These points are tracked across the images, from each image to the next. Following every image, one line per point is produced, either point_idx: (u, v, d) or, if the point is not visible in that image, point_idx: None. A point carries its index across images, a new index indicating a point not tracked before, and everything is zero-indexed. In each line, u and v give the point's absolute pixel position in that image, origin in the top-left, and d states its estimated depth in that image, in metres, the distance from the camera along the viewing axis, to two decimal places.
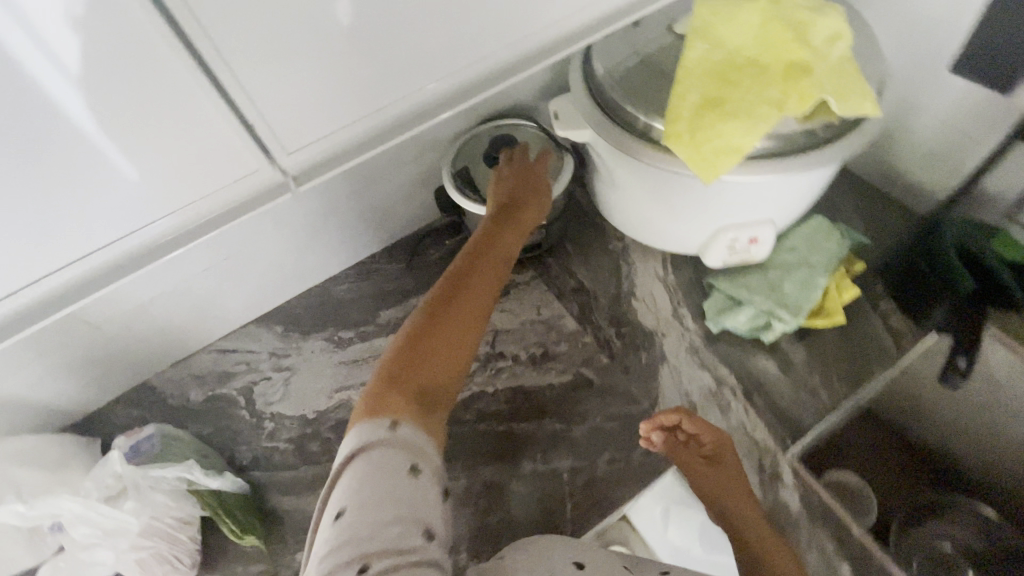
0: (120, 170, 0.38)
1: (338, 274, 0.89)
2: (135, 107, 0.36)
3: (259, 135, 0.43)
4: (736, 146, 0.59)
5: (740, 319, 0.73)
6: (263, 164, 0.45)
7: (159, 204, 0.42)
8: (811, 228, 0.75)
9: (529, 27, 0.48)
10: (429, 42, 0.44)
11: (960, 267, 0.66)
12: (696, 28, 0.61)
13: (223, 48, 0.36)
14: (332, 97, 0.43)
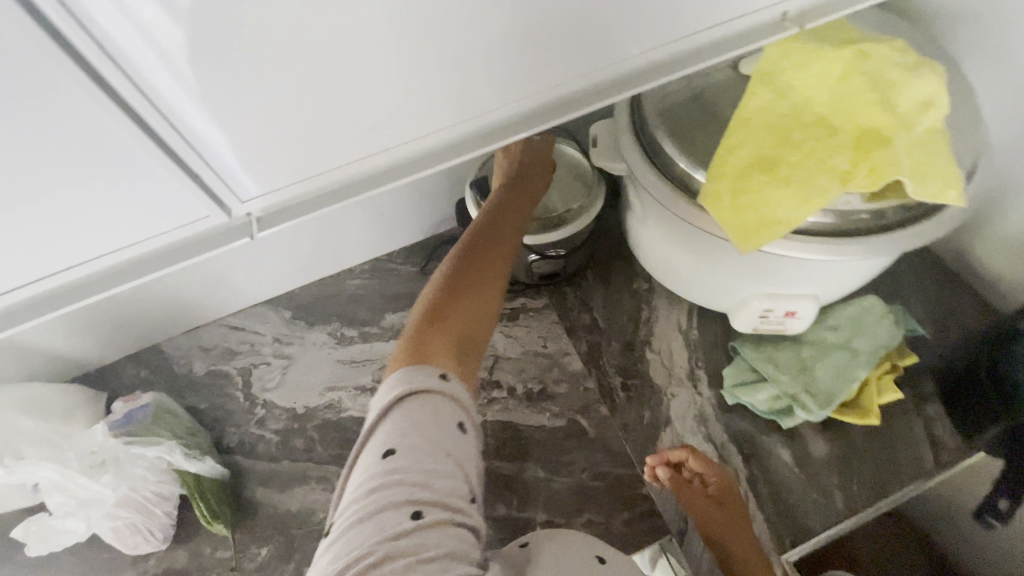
0: (21, 216, 0.30)
1: (354, 267, 0.87)
2: (32, 149, 0.28)
3: (207, 180, 0.34)
4: (782, 218, 0.52)
5: (759, 398, 0.66)
6: (215, 210, 0.35)
7: (86, 247, 0.34)
8: (863, 308, 0.67)
9: (568, 71, 0.38)
10: (436, 82, 0.34)
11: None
12: (760, 76, 0.54)
13: (156, 94, 0.28)
14: (308, 136, 0.34)
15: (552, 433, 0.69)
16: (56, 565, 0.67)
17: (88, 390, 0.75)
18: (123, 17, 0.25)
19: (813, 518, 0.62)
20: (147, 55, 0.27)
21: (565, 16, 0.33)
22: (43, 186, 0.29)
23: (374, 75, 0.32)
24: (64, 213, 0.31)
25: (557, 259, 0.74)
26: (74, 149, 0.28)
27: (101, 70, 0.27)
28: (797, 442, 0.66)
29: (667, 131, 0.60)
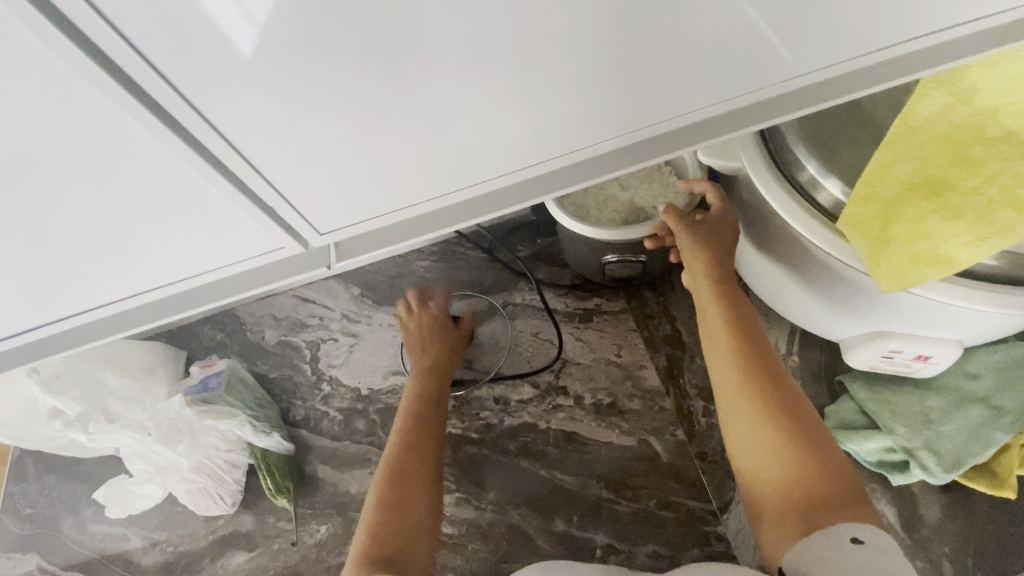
0: (123, 245, 0.31)
1: (425, 248, 0.83)
2: (126, 191, 0.28)
3: (286, 217, 0.33)
4: (941, 258, 0.42)
5: (867, 447, 0.58)
6: (290, 241, 0.35)
7: (179, 266, 0.35)
8: (1011, 358, 0.56)
9: (666, 109, 0.34)
10: (513, 130, 0.32)
11: None
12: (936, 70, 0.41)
13: (247, 148, 0.28)
14: (381, 175, 0.33)
15: (620, 453, 0.65)
16: (139, 515, 0.71)
17: (171, 348, 0.78)
18: (172, 55, 0.22)
19: None
20: (236, 117, 0.26)
21: (633, 63, 0.30)
22: (130, 221, 0.30)
23: (421, 134, 0.31)
24: (155, 244, 0.32)
25: (634, 261, 0.67)
26: (154, 191, 0.28)
27: (179, 115, 0.25)
28: (907, 500, 0.58)
29: (803, 137, 0.51)
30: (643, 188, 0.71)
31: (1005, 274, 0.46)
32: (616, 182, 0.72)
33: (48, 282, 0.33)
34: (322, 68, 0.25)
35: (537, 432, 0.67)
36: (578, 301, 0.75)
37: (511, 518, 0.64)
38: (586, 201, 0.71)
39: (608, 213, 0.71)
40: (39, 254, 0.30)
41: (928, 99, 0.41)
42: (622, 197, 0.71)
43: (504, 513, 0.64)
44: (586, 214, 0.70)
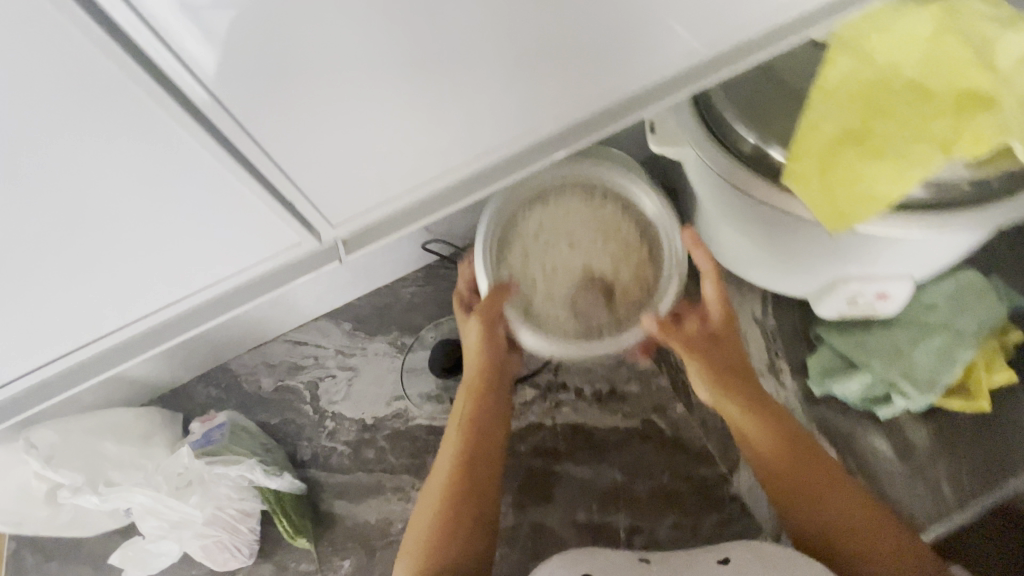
0: (182, 251, 0.40)
1: (409, 275, 0.85)
2: (187, 205, 0.36)
3: (304, 214, 0.41)
4: (878, 193, 0.47)
5: (851, 388, 0.62)
6: (306, 236, 0.43)
7: (226, 266, 0.43)
8: (959, 285, 0.62)
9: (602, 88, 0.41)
10: (470, 122, 0.40)
11: None
12: (843, 40, 0.48)
13: (270, 153, 0.35)
14: (376, 169, 0.40)
15: (627, 436, 0.67)
16: None
17: (166, 411, 0.76)
18: None
19: (916, 513, 0.58)
20: (257, 127, 0.33)
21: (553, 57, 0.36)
22: (191, 231, 0.39)
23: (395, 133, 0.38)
24: (204, 247, 0.41)
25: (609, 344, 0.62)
26: (204, 202, 0.36)
27: None
28: (896, 434, 0.62)
29: (744, 113, 0.56)
30: (595, 222, 0.64)
31: (939, 204, 0.52)
32: (565, 240, 0.64)
33: (121, 290, 0.41)
34: (309, 84, 0.32)
35: (544, 430, 0.69)
36: None
37: (532, 517, 0.65)
38: (531, 271, 0.63)
39: (559, 294, 0.62)
40: (121, 262, 0.39)
41: (840, 61, 0.48)
42: (575, 245, 0.64)
43: (525, 513, 0.65)
44: (536, 279, 0.63)
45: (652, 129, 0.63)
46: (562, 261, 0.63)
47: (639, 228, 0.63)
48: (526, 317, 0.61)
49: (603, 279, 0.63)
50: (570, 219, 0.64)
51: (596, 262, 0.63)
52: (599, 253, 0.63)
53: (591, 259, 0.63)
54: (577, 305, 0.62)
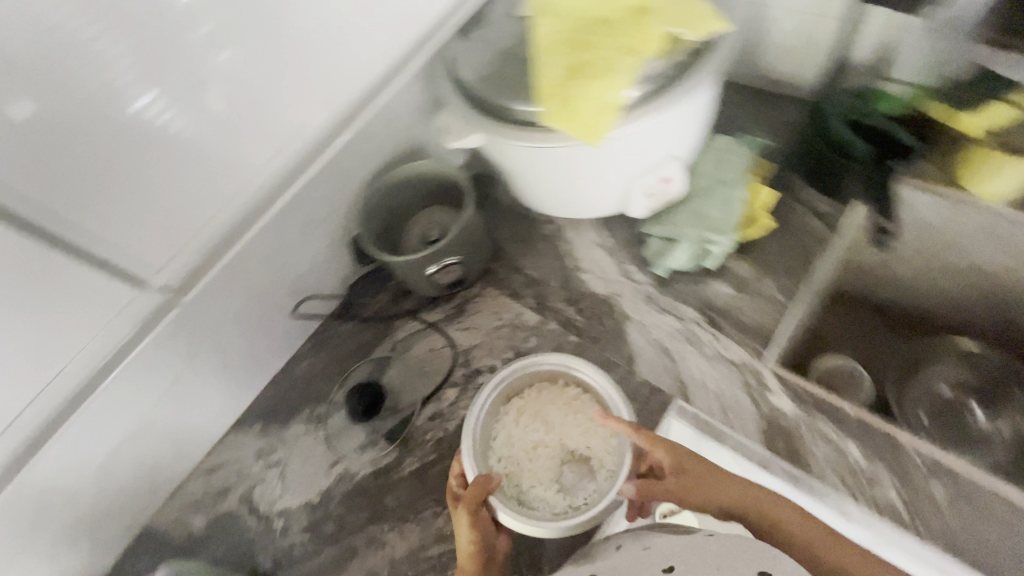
0: None
1: (298, 351, 0.86)
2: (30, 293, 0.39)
3: (119, 267, 0.43)
4: (609, 102, 0.61)
5: (680, 257, 0.75)
6: (136, 290, 0.44)
7: (66, 344, 0.42)
8: (716, 148, 0.78)
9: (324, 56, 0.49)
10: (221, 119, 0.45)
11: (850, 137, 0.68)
12: (539, 9, 0.64)
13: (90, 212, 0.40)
14: (173, 197, 0.44)
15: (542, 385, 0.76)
16: None
17: None
18: None
19: (769, 327, 0.71)
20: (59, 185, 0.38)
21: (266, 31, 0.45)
22: (54, 312, 0.40)
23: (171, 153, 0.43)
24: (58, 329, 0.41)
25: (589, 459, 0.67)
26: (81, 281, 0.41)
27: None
28: (729, 275, 0.75)
29: (497, 89, 0.68)
30: (570, 420, 0.68)
31: (659, 91, 0.65)
32: (541, 423, 0.69)
33: None
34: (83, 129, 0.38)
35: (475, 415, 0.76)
36: (446, 306, 0.84)
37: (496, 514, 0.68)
38: (513, 454, 0.68)
39: (545, 472, 0.67)
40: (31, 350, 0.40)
41: (541, 36, 0.64)
42: (549, 421, 0.69)
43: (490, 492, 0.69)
44: (524, 471, 0.67)
45: (445, 131, 0.73)
46: (545, 467, 0.67)
47: (595, 397, 0.68)
48: (520, 506, 0.64)
49: (583, 459, 0.67)
50: (543, 414, 0.69)
51: (557, 405, 0.69)
52: (565, 416, 0.69)
53: (553, 424, 0.69)
54: (552, 447, 0.69)
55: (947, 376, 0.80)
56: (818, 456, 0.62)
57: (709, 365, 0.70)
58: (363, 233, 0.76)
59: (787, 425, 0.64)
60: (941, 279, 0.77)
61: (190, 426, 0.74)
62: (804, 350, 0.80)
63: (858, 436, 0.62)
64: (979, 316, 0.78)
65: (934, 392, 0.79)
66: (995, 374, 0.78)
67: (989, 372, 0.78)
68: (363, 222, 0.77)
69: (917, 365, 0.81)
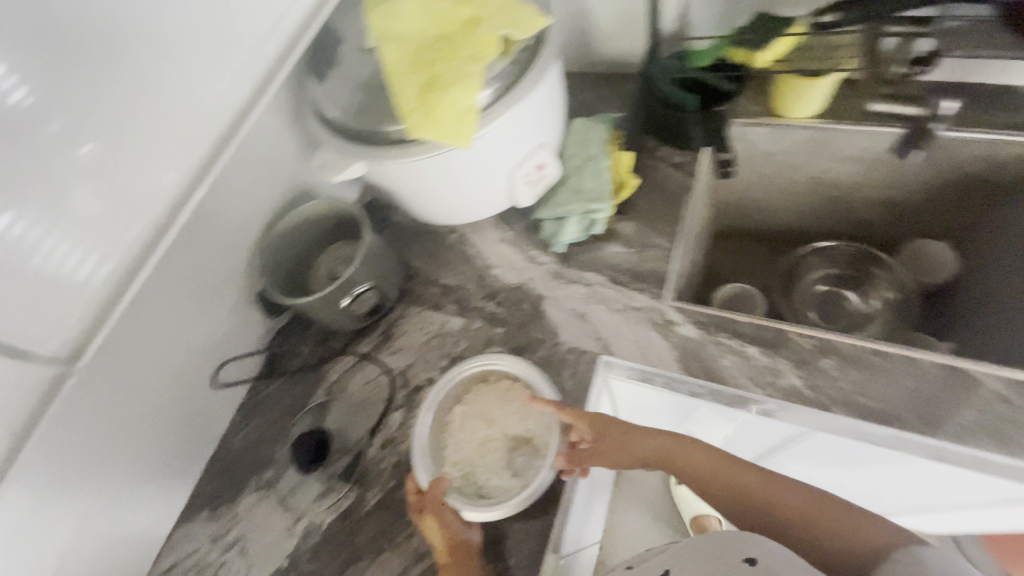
0: None
1: (233, 425, 0.84)
2: None
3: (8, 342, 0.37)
4: (465, 105, 0.67)
5: (572, 230, 0.82)
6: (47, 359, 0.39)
7: None
8: (576, 131, 0.88)
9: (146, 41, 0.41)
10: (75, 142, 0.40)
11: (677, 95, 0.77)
12: (380, 37, 0.70)
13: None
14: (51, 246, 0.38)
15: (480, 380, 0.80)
16: None
17: None
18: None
19: (661, 270, 0.79)
20: None
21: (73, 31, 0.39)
22: None
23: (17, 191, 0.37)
24: None
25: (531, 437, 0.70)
26: None
27: None
28: (617, 236, 0.83)
29: (360, 118, 0.72)
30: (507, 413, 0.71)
31: (507, 87, 0.72)
32: (481, 420, 0.71)
33: None
34: None
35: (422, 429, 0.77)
36: (372, 336, 0.85)
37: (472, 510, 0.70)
38: (463, 456, 0.69)
39: (496, 463, 0.68)
40: None
41: (389, 65, 0.69)
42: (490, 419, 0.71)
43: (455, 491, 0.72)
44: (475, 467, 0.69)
45: (324, 167, 0.76)
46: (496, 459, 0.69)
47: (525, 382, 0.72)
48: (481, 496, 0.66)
49: (525, 441, 0.69)
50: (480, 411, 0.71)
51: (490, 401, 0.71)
52: (503, 412, 0.71)
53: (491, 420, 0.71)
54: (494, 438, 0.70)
55: (816, 275, 0.96)
56: (729, 365, 0.69)
57: (622, 317, 0.77)
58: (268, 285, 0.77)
59: (697, 347, 0.71)
60: (786, 196, 0.94)
61: (133, 522, 0.72)
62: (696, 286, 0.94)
63: (757, 337, 0.70)
64: (822, 218, 0.95)
65: (812, 290, 0.95)
66: (850, 261, 0.94)
67: (844, 262, 0.95)
68: (265, 274, 0.80)
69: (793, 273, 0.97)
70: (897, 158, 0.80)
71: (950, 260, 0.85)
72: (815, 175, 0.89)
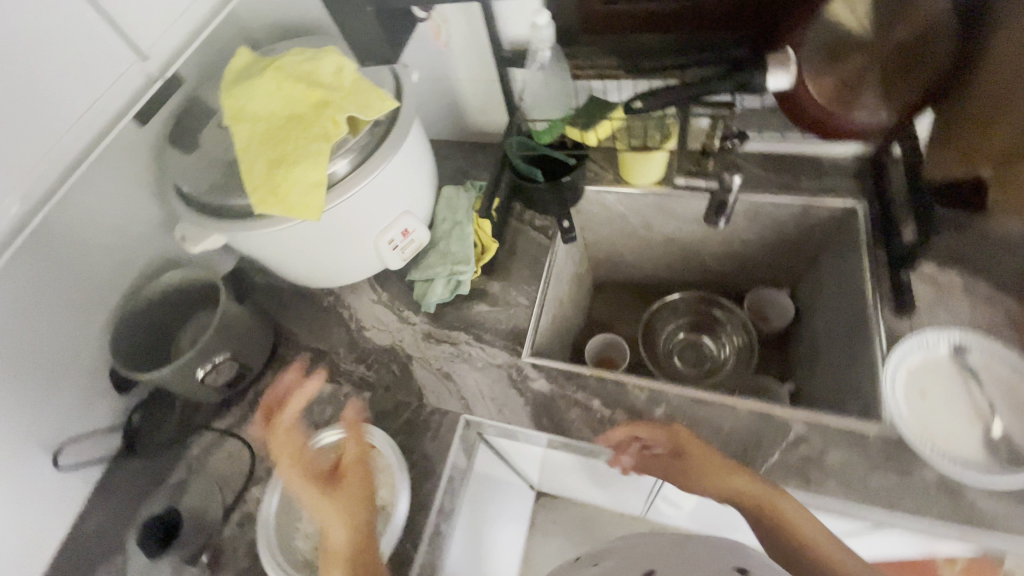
0: None
1: (85, 509, 0.80)
2: None
3: None
4: (311, 182, 0.70)
5: (439, 292, 0.85)
6: None
7: None
8: (445, 198, 0.93)
9: None
10: None
11: (526, 168, 0.84)
12: (233, 119, 0.73)
13: None
14: None
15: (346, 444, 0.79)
16: None
17: None
18: None
19: (521, 327, 0.83)
20: None
21: None
22: None
23: None
24: None
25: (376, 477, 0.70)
26: None
27: None
28: (483, 295, 0.88)
29: (213, 193, 0.75)
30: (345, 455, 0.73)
31: (359, 163, 0.76)
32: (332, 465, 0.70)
33: None
34: None
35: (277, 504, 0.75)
36: (241, 406, 0.84)
37: None
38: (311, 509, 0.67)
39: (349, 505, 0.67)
40: None
41: (242, 144, 0.73)
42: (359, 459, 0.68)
43: None
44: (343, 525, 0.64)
45: (184, 240, 0.79)
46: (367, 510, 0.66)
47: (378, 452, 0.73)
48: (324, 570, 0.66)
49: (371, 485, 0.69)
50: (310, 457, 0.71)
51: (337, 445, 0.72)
52: (365, 450, 0.68)
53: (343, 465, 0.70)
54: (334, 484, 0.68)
55: (670, 331, 1.03)
56: (577, 417, 0.73)
57: (484, 374, 0.79)
58: (115, 360, 0.76)
59: (548, 401, 0.75)
60: (643, 248, 1.05)
61: None
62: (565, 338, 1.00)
63: (602, 390, 0.74)
64: (672, 271, 1.08)
65: (664, 343, 1.01)
66: (698, 315, 1.02)
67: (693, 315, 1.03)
68: (114, 349, 0.77)
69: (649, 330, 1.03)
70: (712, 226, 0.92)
71: (785, 307, 0.95)
72: (662, 232, 1.00)
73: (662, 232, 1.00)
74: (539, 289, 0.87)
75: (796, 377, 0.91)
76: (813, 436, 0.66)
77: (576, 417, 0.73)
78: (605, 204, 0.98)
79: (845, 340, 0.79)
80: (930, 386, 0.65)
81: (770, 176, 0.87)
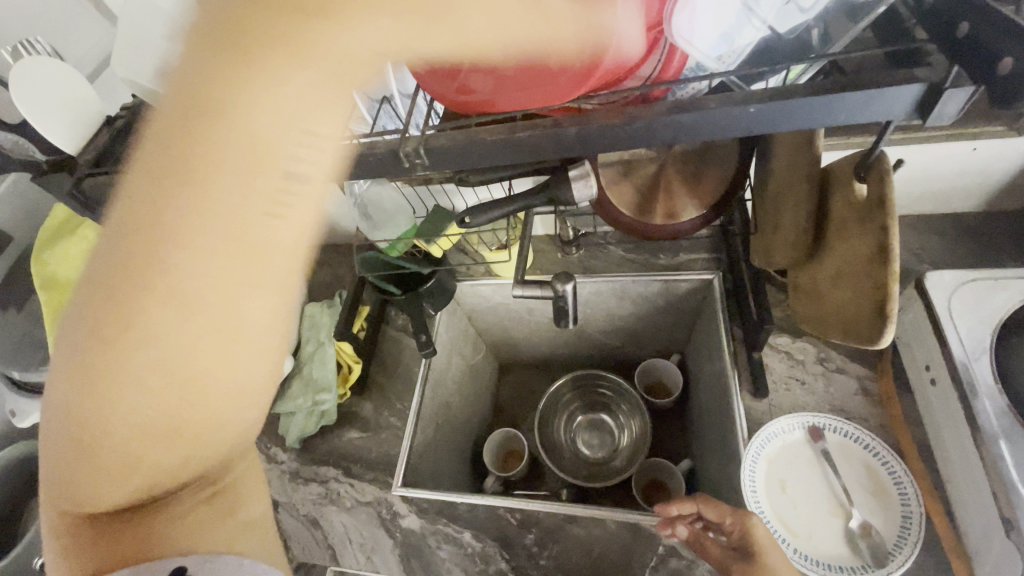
0: None
1: None
2: None
3: None
4: None
5: (303, 425, 0.81)
6: None
7: None
8: (308, 317, 0.89)
9: None
10: None
11: (381, 283, 0.85)
12: (42, 286, 0.69)
13: None
14: None
15: None
16: None
17: None
18: None
19: (392, 454, 0.78)
20: None
21: None
22: None
23: None
24: None
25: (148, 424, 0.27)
26: None
27: None
28: (354, 420, 0.83)
29: None
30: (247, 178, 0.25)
31: None
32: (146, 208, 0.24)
33: None
34: None
35: None
36: None
37: None
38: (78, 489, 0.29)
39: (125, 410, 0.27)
40: None
41: (57, 320, 0.69)
42: (240, 337, 0.26)
43: None
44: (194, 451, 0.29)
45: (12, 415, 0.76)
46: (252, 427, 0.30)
47: None
48: None
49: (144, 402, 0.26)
50: (256, 113, 0.24)
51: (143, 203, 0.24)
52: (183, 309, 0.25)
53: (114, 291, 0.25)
54: (142, 279, 0.24)
55: (568, 415, 1.00)
56: (446, 557, 0.68)
57: (353, 515, 0.74)
58: None
59: (417, 541, 0.70)
60: (532, 331, 1.03)
61: None
62: (461, 440, 0.95)
63: (472, 521, 0.70)
64: (567, 348, 1.06)
65: (560, 427, 0.99)
66: (595, 393, 1.01)
67: (591, 392, 1.01)
68: None
69: (549, 414, 1.00)
70: (585, 309, 0.92)
71: (676, 376, 0.93)
72: (544, 315, 0.98)
73: (544, 315, 0.98)
74: (411, 406, 0.82)
75: (693, 453, 0.88)
76: (683, 550, 0.62)
77: (444, 557, 0.68)
78: (481, 297, 0.96)
79: (718, 423, 0.77)
80: (792, 475, 0.64)
81: (631, 256, 0.85)
